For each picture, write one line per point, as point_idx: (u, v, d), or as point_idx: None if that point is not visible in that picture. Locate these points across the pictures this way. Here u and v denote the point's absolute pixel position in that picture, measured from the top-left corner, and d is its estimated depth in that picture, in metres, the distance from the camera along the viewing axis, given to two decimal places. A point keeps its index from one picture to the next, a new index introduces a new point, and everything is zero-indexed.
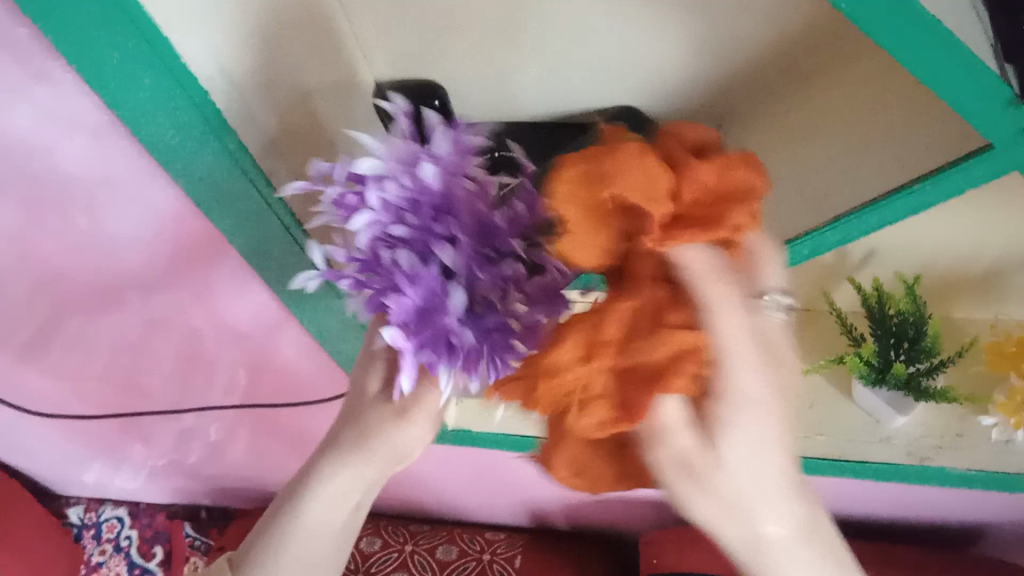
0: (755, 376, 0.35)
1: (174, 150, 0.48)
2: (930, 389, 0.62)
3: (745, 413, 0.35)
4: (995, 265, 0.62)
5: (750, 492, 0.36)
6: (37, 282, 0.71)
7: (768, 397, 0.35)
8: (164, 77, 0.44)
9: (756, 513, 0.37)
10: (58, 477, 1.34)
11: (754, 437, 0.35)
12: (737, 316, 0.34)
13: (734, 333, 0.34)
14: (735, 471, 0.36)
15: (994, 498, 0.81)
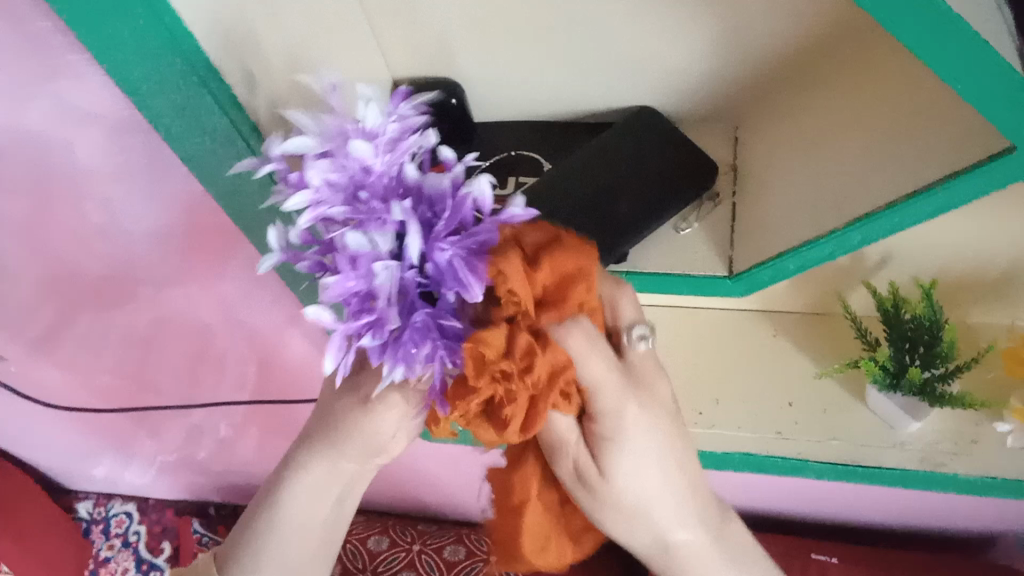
0: (631, 407, 0.42)
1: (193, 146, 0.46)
2: (945, 395, 0.61)
3: (623, 442, 0.43)
4: (1012, 269, 0.61)
5: (638, 501, 0.45)
6: (54, 275, 0.72)
7: (646, 436, 0.43)
8: (186, 71, 0.42)
9: (659, 527, 0.47)
10: (69, 471, 1.35)
11: (643, 468, 0.44)
12: (601, 365, 0.40)
13: (604, 379, 0.41)
14: (628, 485, 0.45)
15: (1007, 506, 0.81)
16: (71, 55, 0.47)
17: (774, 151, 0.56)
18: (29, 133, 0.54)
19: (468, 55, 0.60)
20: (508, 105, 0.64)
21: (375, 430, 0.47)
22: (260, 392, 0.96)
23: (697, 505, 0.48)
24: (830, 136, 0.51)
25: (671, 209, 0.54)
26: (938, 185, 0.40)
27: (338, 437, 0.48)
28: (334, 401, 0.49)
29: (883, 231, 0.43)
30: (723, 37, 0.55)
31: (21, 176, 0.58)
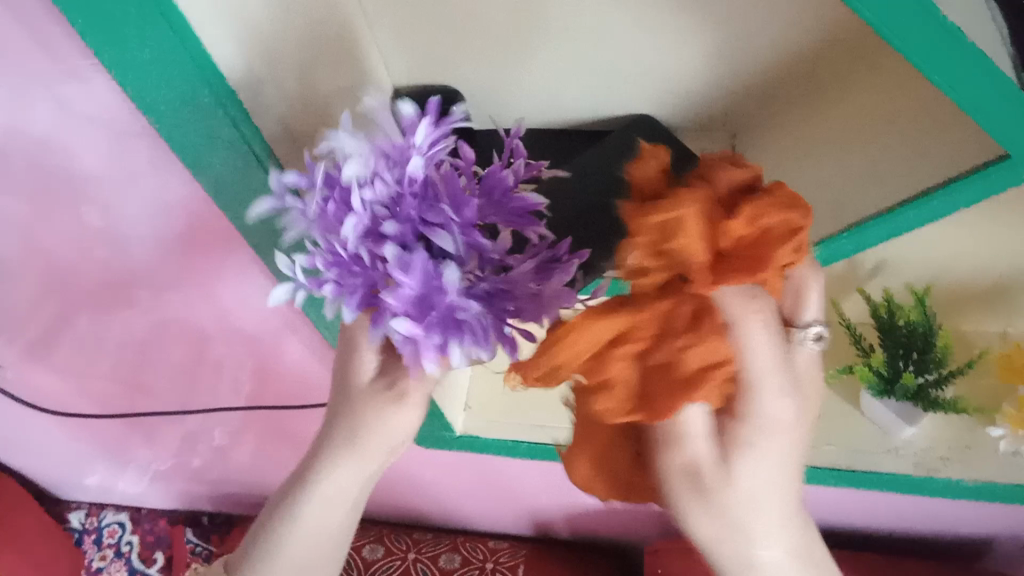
0: (777, 396, 0.36)
1: (195, 148, 0.48)
2: (940, 400, 0.62)
3: (763, 422, 0.36)
4: (1005, 277, 0.62)
5: (754, 513, 0.37)
6: (54, 280, 0.72)
7: (786, 422, 0.36)
8: (191, 72, 0.44)
9: (751, 533, 0.37)
10: (62, 479, 1.34)
11: (766, 461, 0.37)
12: (762, 335, 0.35)
13: (762, 357, 0.35)
14: (753, 484, 0.37)
15: (1001, 512, 0.81)
16: (80, 59, 0.47)
17: (769, 161, 0.57)
18: (35, 136, 0.54)
19: (470, 62, 0.61)
20: (508, 112, 0.64)
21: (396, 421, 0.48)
22: (258, 400, 0.96)
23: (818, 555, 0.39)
24: (823, 145, 0.52)
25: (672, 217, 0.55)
26: (932, 192, 0.41)
27: (354, 431, 0.48)
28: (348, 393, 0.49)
29: (879, 237, 0.44)
30: None
31: (25, 179, 0.59)
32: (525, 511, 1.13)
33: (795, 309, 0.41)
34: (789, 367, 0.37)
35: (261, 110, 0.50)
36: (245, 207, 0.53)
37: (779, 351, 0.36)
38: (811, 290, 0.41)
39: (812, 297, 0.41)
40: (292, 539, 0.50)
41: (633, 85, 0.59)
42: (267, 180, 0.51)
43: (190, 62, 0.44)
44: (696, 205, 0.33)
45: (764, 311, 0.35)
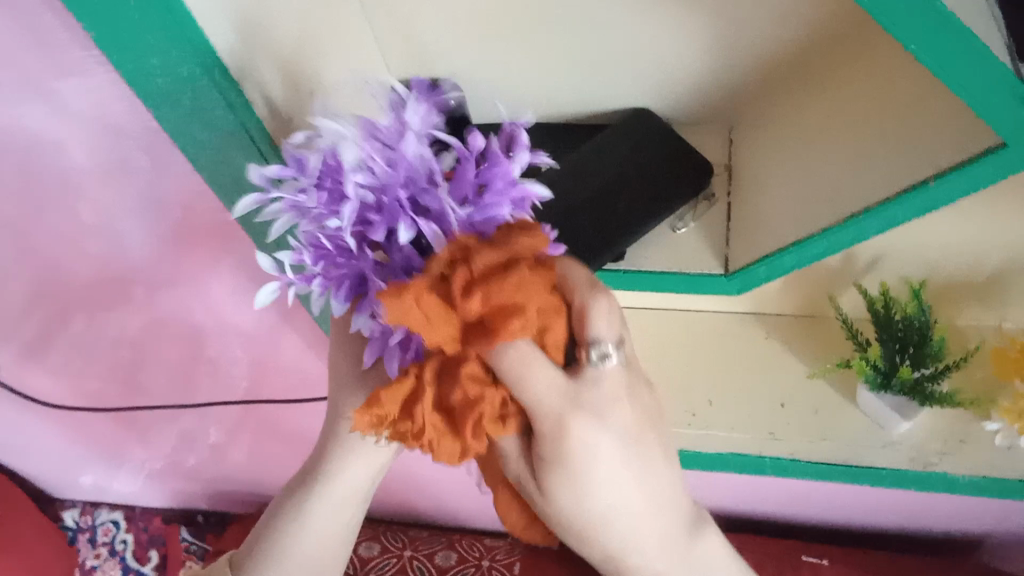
0: (580, 423, 0.38)
1: (201, 145, 0.47)
2: (936, 394, 0.62)
3: (591, 461, 0.39)
4: (999, 270, 0.62)
5: (608, 513, 0.42)
6: (49, 277, 0.72)
7: (618, 453, 0.40)
8: (200, 75, 0.43)
9: (612, 537, 0.44)
10: (56, 478, 1.34)
11: (615, 490, 0.41)
12: (547, 376, 0.36)
13: (547, 391, 0.37)
14: (594, 498, 0.41)
15: (995, 507, 0.81)
16: (74, 52, 0.47)
17: (768, 153, 0.57)
18: (28, 131, 0.54)
19: (467, 54, 0.61)
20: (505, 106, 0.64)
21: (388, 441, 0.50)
22: (253, 397, 0.96)
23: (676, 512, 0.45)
24: (823, 136, 0.52)
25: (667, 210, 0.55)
26: (928, 181, 0.41)
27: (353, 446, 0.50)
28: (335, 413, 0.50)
29: (875, 227, 0.44)
30: (721, 39, 0.56)
31: (18, 175, 0.58)
32: None
33: (594, 327, 0.36)
34: (598, 404, 0.38)
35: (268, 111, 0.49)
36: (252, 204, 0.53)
37: (576, 390, 0.37)
38: (604, 310, 0.36)
39: (607, 317, 0.36)
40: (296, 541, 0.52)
41: (629, 73, 0.60)
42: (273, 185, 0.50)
43: (197, 63, 0.43)
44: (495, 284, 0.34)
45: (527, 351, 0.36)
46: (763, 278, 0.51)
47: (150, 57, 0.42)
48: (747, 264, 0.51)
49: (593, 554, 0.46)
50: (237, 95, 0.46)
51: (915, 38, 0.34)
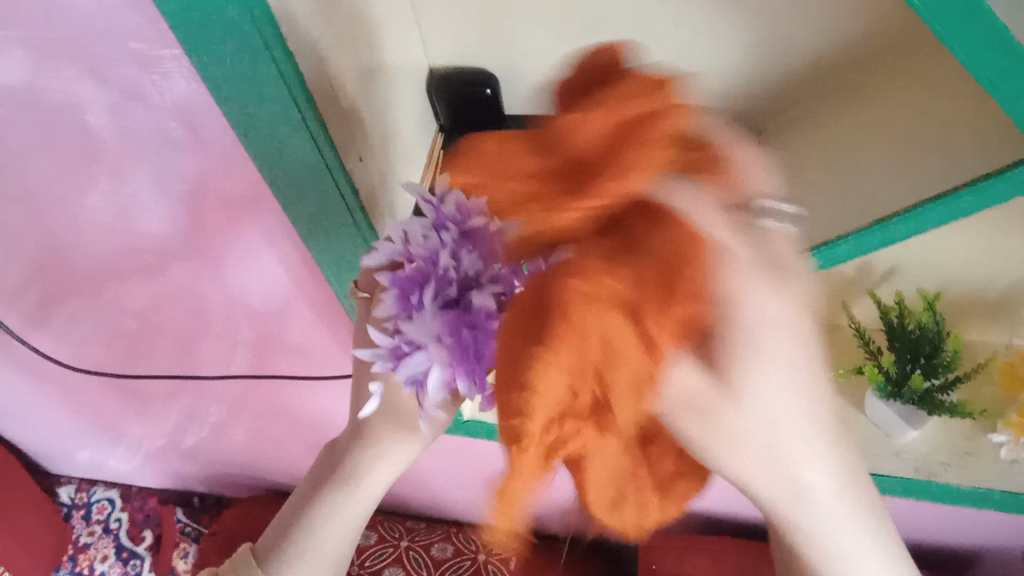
0: (760, 293, 0.31)
1: (260, 126, 0.50)
2: (945, 405, 0.63)
3: (768, 377, 0.32)
4: (1012, 288, 0.64)
5: (794, 507, 0.36)
6: (71, 242, 0.72)
7: (782, 313, 0.32)
8: (272, 73, 0.45)
9: (780, 436, 0.34)
10: (54, 452, 1.34)
11: (769, 357, 0.32)
12: (690, 192, 0.29)
13: (724, 241, 0.30)
14: (754, 395, 0.33)
15: (990, 526, 0.83)
16: (130, 20, 0.47)
17: (793, 161, 0.58)
18: (65, 92, 0.54)
19: (506, 42, 0.62)
20: (539, 94, 0.66)
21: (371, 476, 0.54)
22: (261, 376, 0.97)
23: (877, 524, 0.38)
24: None
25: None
26: (1022, 163, 0.45)
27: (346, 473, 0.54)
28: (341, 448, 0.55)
29: (973, 204, 0.49)
30: (759, 39, 0.57)
31: (55, 136, 0.59)
32: None
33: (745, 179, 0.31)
34: (771, 251, 0.32)
35: (327, 106, 0.50)
36: (299, 185, 0.55)
37: (739, 237, 0.30)
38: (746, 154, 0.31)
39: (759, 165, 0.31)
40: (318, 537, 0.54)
41: None
42: (327, 177, 0.53)
43: (272, 62, 0.45)
44: (490, 151, 0.31)
45: (726, 220, 0.30)
46: None
47: (222, 46, 0.44)
48: (768, 266, 0.52)
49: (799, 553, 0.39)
50: (305, 92, 0.47)
51: (960, 43, 0.36)
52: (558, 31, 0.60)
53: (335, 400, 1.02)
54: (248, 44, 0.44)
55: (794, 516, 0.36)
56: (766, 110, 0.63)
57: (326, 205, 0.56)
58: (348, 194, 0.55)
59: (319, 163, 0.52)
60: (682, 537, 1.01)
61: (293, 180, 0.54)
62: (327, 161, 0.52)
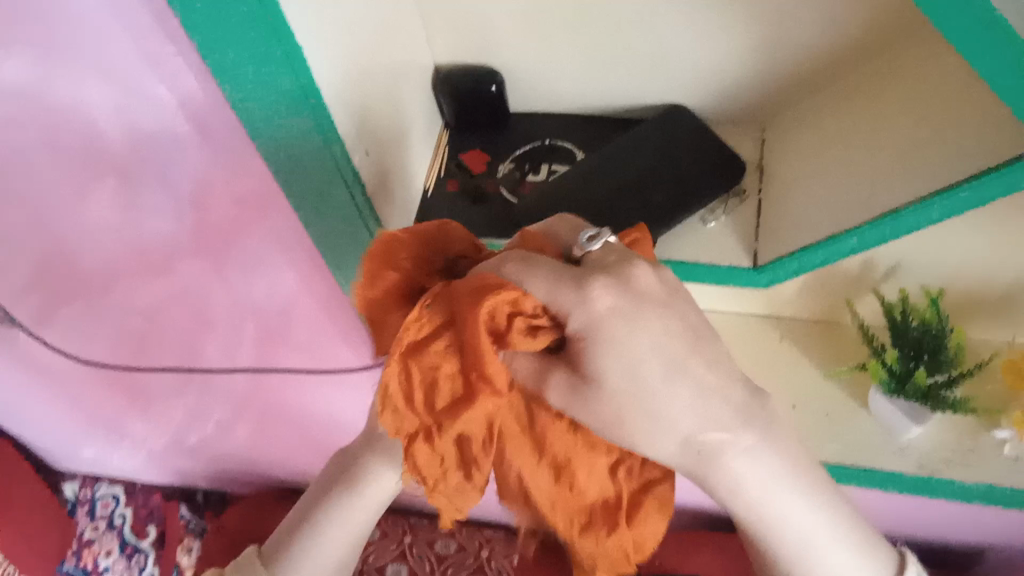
0: (605, 299, 0.39)
1: (268, 122, 0.49)
2: (949, 401, 0.63)
3: (648, 378, 0.39)
4: (1015, 285, 0.64)
5: (720, 484, 0.43)
6: (76, 240, 0.73)
7: (643, 319, 0.40)
8: (281, 60, 0.45)
9: (671, 421, 0.40)
10: (58, 449, 1.35)
11: (634, 358, 0.39)
12: (540, 286, 0.40)
13: (560, 298, 0.39)
14: (641, 377, 0.39)
15: (992, 523, 0.83)
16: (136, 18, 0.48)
17: (800, 156, 0.58)
18: (70, 90, 0.54)
19: (511, 40, 0.62)
20: (543, 91, 0.66)
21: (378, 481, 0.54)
22: (264, 373, 0.97)
23: (787, 475, 0.43)
24: (859, 140, 0.53)
25: (701, 203, 0.56)
26: (964, 184, 0.42)
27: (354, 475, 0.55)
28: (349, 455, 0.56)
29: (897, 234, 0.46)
30: (762, 37, 0.57)
31: (63, 135, 0.59)
32: None
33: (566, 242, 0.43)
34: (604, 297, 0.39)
35: (333, 97, 0.50)
36: (307, 185, 0.53)
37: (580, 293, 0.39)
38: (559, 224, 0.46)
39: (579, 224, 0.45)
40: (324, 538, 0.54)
41: (668, 66, 0.61)
42: (336, 171, 0.52)
43: (280, 49, 0.45)
44: (413, 250, 0.45)
45: (548, 276, 0.40)
46: (788, 275, 0.53)
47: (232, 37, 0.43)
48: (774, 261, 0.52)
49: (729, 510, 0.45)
50: (312, 80, 0.48)
51: (958, 36, 0.37)
52: (562, 28, 0.60)
53: (338, 397, 1.02)
54: (263, 39, 0.44)
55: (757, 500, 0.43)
56: (770, 108, 0.63)
57: (335, 204, 0.55)
58: (355, 187, 0.55)
59: (327, 156, 0.51)
60: (684, 534, 1.01)
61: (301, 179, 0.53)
62: (335, 153, 0.51)
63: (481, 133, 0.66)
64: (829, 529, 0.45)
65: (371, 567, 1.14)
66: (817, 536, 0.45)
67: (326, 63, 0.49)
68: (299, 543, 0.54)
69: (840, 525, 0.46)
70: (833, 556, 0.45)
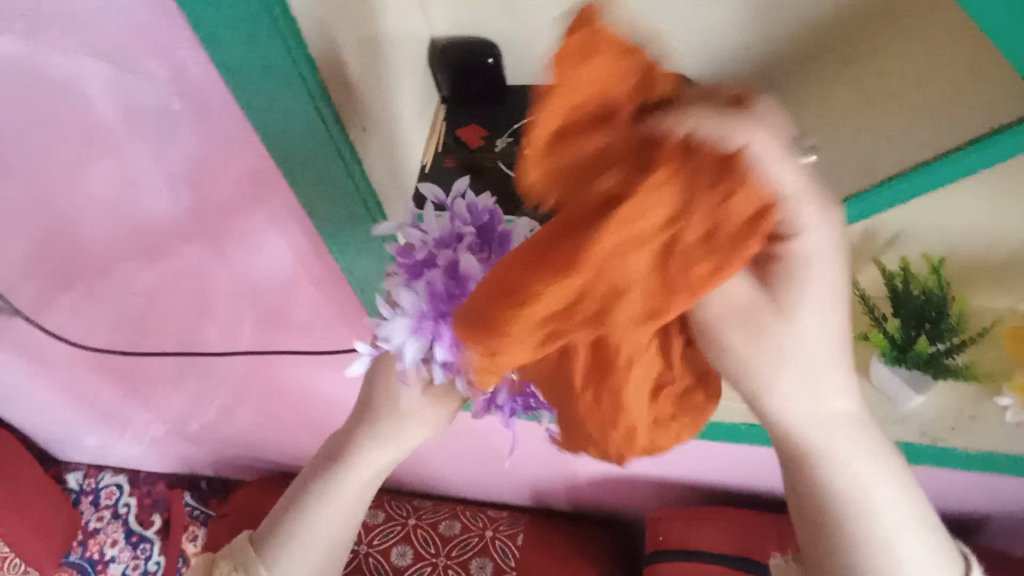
0: (811, 221, 0.32)
1: (266, 98, 0.49)
2: (951, 368, 0.64)
3: (800, 302, 0.35)
4: (1017, 251, 0.64)
5: (837, 446, 0.39)
6: (73, 224, 0.72)
7: (822, 249, 0.33)
8: (278, 44, 0.45)
9: (812, 368, 0.37)
10: (61, 438, 1.35)
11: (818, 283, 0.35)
12: (791, 172, 0.31)
13: (793, 188, 0.31)
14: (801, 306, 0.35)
15: (994, 489, 0.83)
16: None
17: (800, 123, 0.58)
18: (65, 70, 0.54)
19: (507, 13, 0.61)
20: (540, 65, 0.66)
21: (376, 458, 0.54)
22: (266, 356, 0.97)
23: (880, 461, 0.40)
24: None
25: None
26: None
27: (349, 455, 0.54)
28: (344, 438, 0.56)
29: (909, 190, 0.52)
30: None
31: (59, 116, 0.59)
32: (525, 480, 1.15)
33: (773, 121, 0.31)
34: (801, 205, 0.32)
35: (331, 76, 0.50)
36: (305, 160, 0.54)
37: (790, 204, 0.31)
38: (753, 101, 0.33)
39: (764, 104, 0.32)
40: (317, 526, 0.53)
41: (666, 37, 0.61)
42: (335, 150, 0.53)
43: (276, 32, 0.45)
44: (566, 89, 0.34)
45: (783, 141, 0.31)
46: None
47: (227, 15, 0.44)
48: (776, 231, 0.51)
49: (820, 494, 0.40)
50: (309, 61, 0.47)
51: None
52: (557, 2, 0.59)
53: (339, 380, 1.02)
54: (255, 17, 0.44)
55: (850, 481, 0.39)
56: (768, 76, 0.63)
57: (334, 180, 0.55)
58: (354, 166, 0.55)
59: (325, 136, 0.52)
60: (688, 509, 1.02)
61: (299, 155, 0.54)
62: (333, 133, 0.52)
63: (481, 110, 0.66)
64: (908, 525, 0.40)
65: (375, 549, 1.14)
66: (906, 540, 0.40)
67: (323, 41, 0.48)
68: (288, 528, 0.53)
69: (923, 533, 0.40)
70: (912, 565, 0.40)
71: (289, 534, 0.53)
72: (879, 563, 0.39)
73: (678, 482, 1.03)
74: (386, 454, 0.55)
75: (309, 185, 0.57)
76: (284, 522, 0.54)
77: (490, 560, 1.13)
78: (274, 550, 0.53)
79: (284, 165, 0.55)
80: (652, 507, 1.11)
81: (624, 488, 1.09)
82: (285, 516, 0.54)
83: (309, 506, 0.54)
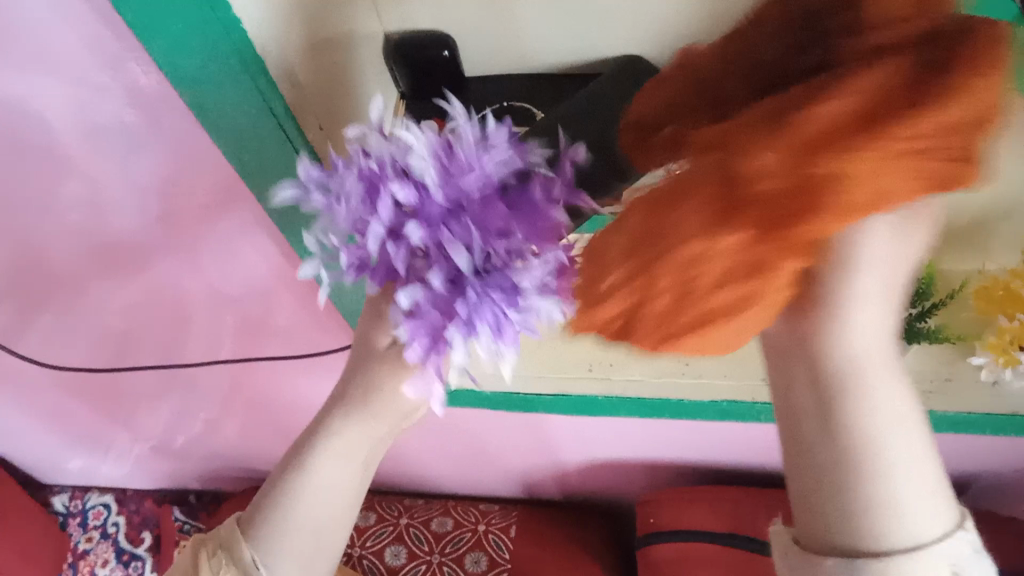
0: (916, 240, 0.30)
1: (213, 101, 0.51)
2: (923, 331, 0.64)
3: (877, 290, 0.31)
4: (982, 213, 0.64)
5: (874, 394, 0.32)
6: (38, 244, 0.71)
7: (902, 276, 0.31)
8: (224, 44, 0.48)
9: (868, 316, 0.32)
10: (44, 462, 1.33)
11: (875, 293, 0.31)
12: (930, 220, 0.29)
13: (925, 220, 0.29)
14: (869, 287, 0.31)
15: (973, 449, 0.84)
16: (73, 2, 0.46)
17: None
18: (16, 84, 0.53)
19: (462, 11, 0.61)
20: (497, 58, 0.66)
21: (358, 428, 0.51)
22: (244, 365, 0.96)
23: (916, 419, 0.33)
24: None
25: None
26: None
27: (329, 429, 0.51)
28: (320, 416, 0.52)
29: None
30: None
31: (14, 132, 0.58)
32: (513, 472, 1.15)
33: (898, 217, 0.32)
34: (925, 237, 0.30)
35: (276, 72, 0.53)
36: (260, 159, 0.56)
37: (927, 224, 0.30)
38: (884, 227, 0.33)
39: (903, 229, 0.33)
40: (299, 506, 0.49)
41: (623, 24, 0.61)
42: (284, 140, 0.56)
43: (225, 34, 0.47)
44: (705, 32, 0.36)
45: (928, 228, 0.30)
46: None
47: (175, 25, 0.45)
48: None
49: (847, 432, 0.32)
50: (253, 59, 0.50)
51: None
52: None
53: (320, 388, 1.01)
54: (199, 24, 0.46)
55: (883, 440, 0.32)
56: None
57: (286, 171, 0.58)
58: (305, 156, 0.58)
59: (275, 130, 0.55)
60: (676, 489, 1.02)
61: (251, 154, 0.56)
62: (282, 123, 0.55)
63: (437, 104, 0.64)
64: (928, 498, 0.33)
65: (369, 551, 1.14)
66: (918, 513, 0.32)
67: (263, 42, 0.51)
68: (270, 512, 0.49)
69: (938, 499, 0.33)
70: (921, 520, 0.32)
71: (270, 517, 0.49)
72: (870, 520, 0.32)
73: (664, 463, 1.04)
74: (371, 425, 0.51)
75: (265, 185, 0.59)
76: (263, 505, 0.50)
77: (484, 553, 1.12)
78: (256, 534, 0.49)
79: (233, 159, 0.56)
80: (640, 490, 1.12)
81: (612, 472, 1.09)
82: (265, 501, 0.50)
83: (289, 486, 0.49)
